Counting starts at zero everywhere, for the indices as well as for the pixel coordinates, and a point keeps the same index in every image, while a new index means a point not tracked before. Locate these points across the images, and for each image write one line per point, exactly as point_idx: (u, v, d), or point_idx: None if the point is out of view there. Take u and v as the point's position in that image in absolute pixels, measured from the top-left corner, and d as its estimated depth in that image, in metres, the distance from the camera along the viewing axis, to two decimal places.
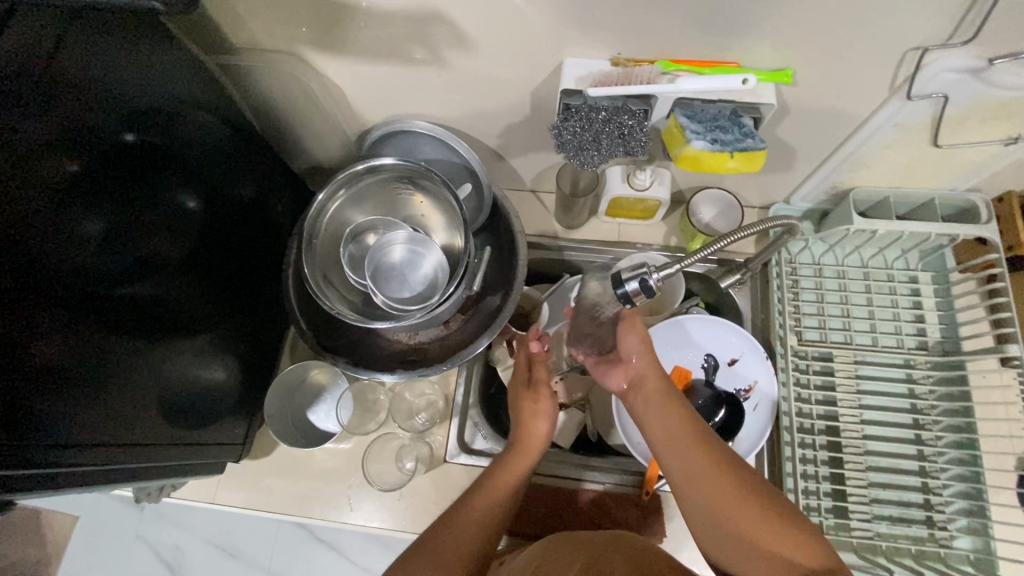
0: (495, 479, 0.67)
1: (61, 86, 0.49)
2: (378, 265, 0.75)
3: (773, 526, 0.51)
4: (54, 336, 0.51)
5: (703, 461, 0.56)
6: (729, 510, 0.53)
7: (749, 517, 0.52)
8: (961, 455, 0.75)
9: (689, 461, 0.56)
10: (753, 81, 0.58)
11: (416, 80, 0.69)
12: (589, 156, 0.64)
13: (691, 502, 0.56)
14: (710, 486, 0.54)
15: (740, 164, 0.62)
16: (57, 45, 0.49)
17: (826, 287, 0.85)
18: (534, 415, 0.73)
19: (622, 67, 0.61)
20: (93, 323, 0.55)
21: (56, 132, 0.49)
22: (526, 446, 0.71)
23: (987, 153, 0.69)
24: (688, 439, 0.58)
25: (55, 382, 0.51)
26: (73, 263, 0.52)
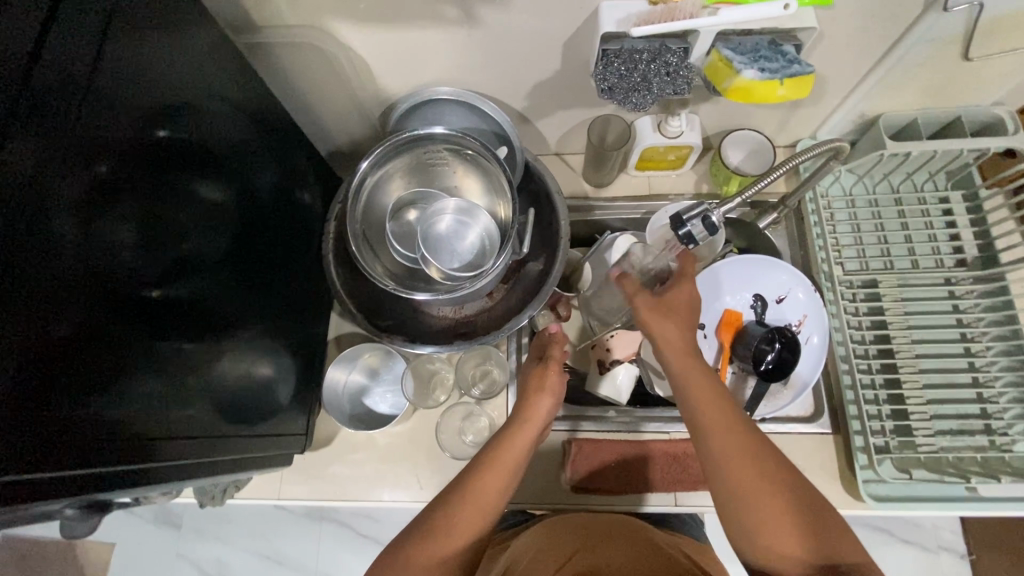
0: (498, 462, 0.62)
1: (98, 87, 0.46)
2: (427, 234, 0.74)
3: (798, 529, 0.51)
4: (116, 339, 0.49)
5: (742, 459, 0.55)
6: (765, 512, 0.52)
7: (784, 521, 0.52)
8: (1012, 361, 0.76)
9: (722, 452, 0.56)
10: (795, 6, 0.57)
11: (446, 43, 0.68)
12: (640, 98, 0.64)
13: (726, 501, 0.55)
14: (743, 485, 0.54)
15: (789, 90, 0.61)
16: (95, 47, 0.46)
17: (861, 217, 0.86)
18: (540, 390, 0.69)
19: (660, 3, 0.58)
20: (138, 330, 0.52)
21: (94, 135, 0.46)
22: (530, 419, 0.67)
23: (1016, 61, 0.70)
24: (728, 432, 0.56)
25: (113, 393, 0.49)
26: (115, 265, 0.49)
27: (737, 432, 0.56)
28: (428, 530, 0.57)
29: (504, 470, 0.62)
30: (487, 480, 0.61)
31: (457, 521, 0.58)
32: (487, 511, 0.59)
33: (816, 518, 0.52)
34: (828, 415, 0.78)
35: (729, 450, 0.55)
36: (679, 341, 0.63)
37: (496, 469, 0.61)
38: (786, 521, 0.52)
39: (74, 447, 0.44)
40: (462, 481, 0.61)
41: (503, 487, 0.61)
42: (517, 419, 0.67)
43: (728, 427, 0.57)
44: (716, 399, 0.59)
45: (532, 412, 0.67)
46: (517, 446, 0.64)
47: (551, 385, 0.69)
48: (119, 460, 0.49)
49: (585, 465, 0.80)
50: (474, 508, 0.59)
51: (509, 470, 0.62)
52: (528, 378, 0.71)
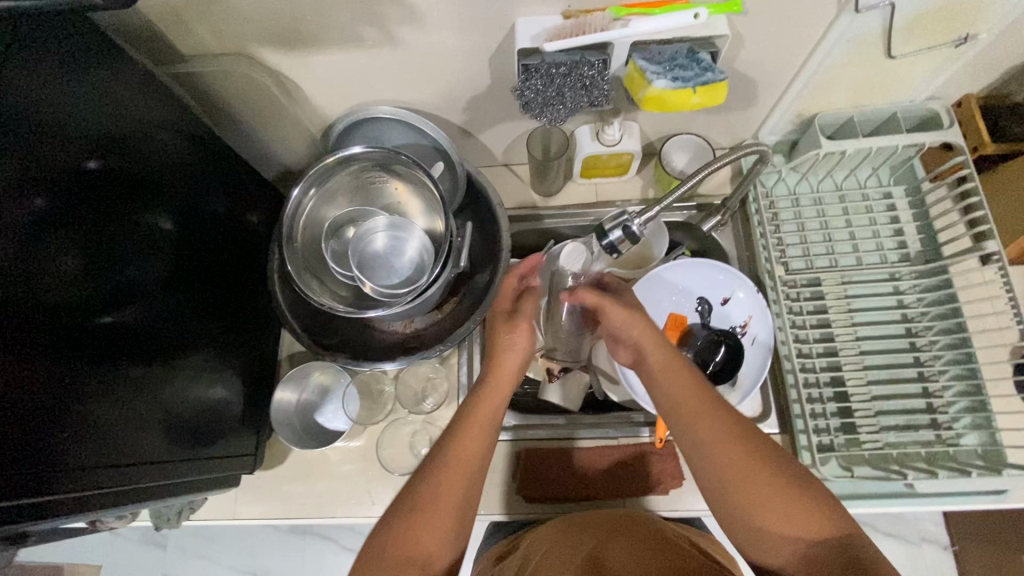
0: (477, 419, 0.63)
1: (10, 124, 0.47)
2: (362, 256, 0.75)
3: (797, 506, 0.51)
4: (60, 369, 0.51)
5: (722, 441, 0.54)
6: (752, 494, 0.52)
7: (777, 501, 0.51)
8: (956, 355, 0.77)
9: (704, 433, 0.55)
10: (705, 14, 0.57)
11: (373, 64, 0.69)
12: (555, 111, 0.65)
13: (714, 485, 0.54)
14: (730, 464, 0.53)
15: (703, 98, 0.62)
16: (7, 84, 0.47)
17: (805, 216, 0.87)
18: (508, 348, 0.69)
19: (573, 19, 0.61)
20: (77, 357, 0.53)
21: (11, 172, 0.47)
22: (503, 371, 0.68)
23: (940, 56, 0.70)
24: (703, 417, 0.56)
25: (48, 423, 0.49)
26: (47, 297, 0.50)
27: (713, 413, 0.56)
28: (420, 492, 0.58)
29: (478, 442, 0.61)
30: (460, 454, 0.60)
31: (449, 482, 0.58)
32: (475, 467, 0.60)
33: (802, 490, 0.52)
34: (775, 415, 0.79)
35: (708, 435, 0.55)
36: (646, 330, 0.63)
37: (477, 428, 0.62)
38: (779, 497, 0.51)
39: (14, 474, 0.45)
40: (438, 457, 0.60)
41: (479, 458, 0.60)
42: (486, 384, 0.67)
43: (701, 408, 0.57)
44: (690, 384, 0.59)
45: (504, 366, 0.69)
46: (487, 410, 0.64)
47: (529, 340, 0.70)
48: (60, 485, 0.49)
49: (533, 473, 0.80)
50: (460, 467, 0.59)
51: (487, 426, 0.63)
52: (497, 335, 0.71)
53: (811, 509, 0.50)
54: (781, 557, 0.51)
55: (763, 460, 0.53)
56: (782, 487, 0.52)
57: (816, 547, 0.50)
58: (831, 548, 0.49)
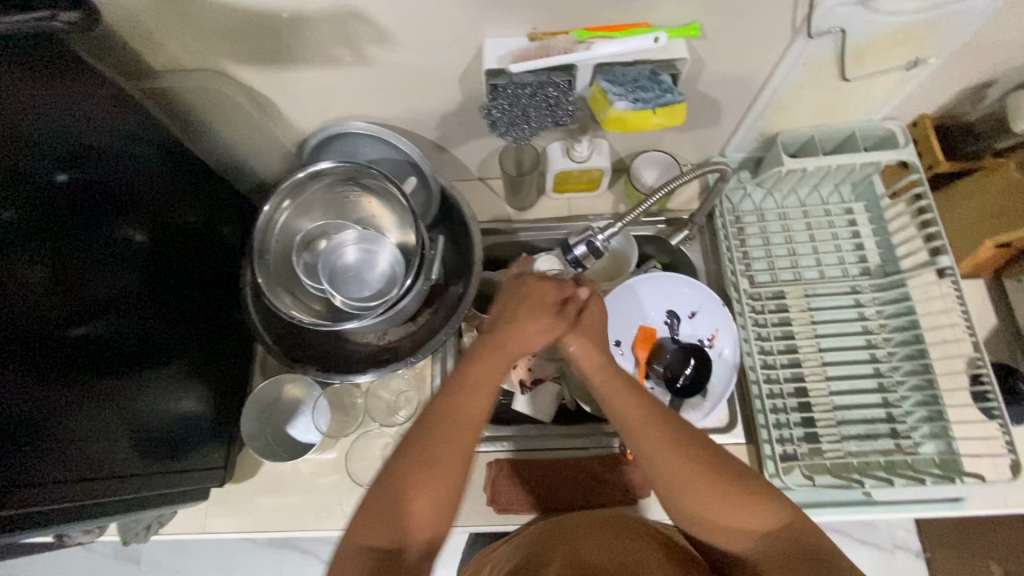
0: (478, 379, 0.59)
1: None
2: (332, 269, 0.76)
3: (739, 503, 0.52)
4: (31, 390, 0.51)
5: (662, 448, 0.54)
6: (694, 499, 0.53)
7: (721, 502, 0.52)
8: (914, 366, 0.79)
9: (647, 443, 0.55)
10: (665, 38, 0.60)
11: (345, 81, 0.71)
12: (520, 130, 0.67)
13: (658, 486, 0.55)
14: (672, 470, 0.54)
15: (663, 119, 0.64)
16: None
17: (771, 231, 0.89)
18: (526, 325, 0.62)
19: (538, 41, 0.63)
20: (39, 372, 0.52)
21: None
22: (503, 347, 0.61)
23: (893, 79, 0.73)
24: (648, 429, 0.56)
25: (9, 438, 0.49)
26: (10, 309, 0.50)
27: (654, 421, 0.56)
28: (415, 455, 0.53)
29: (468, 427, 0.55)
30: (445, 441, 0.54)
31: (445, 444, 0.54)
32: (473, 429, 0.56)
33: (741, 491, 0.52)
34: (741, 425, 0.80)
35: (651, 444, 0.55)
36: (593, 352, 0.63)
37: (475, 390, 0.58)
38: (726, 498, 0.52)
39: None
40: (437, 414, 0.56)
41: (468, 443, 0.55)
42: (480, 362, 0.60)
43: (639, 419, 0.57)
44: (629, 395, 0.59)
45: (507, 342, 0.61)
46: (481, 393, 0.58)
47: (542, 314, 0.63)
48: (18, 500, 0.49)
49: (505, 485, 0.81)
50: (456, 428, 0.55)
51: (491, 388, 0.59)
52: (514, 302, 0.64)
53: (760, 506, 0.52)
54: (743, 548, 0.52)
55: (701, 463, 0.53)
56: (723, 489, 0.52)
57: (773, 539, 0.51)
58: (773, 543, 0.51)
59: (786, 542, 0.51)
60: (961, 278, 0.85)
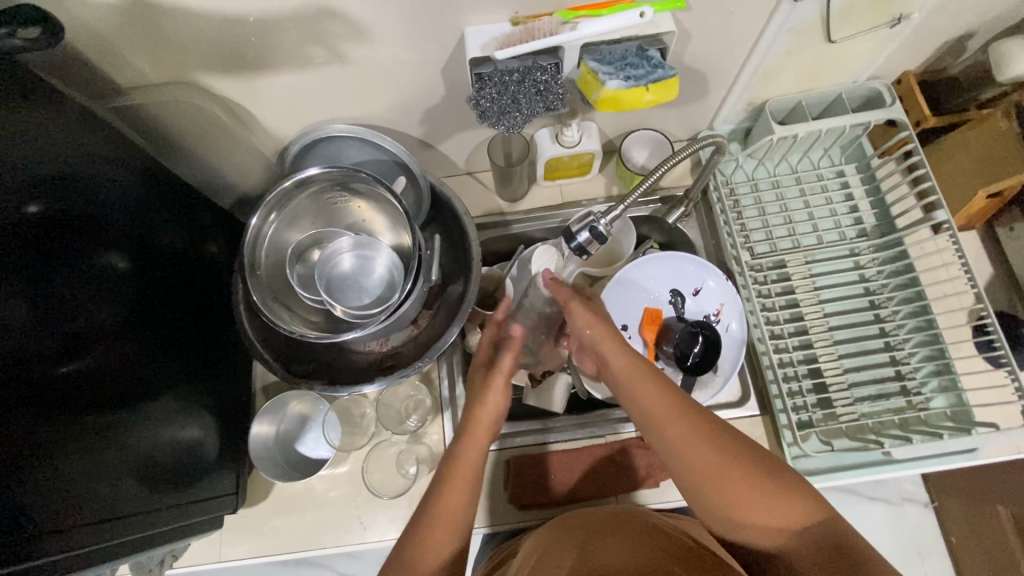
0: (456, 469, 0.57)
1: None
2: (329, 278, 0.73)
3: (774, 497, 0.52)
4: (24, 445, 0.48)
5: (695, 445, 0.54)
6: (729, 495, 0.53)
7: (755, 497, 0.52)
8: (918, 323, 0.80)
9: (675, 435, 0.55)
10: (650, 13, 0.58)
11: (324, 83, 0.68)
12: (512, 119, 0.65)
13: (687, 480, 0.55)
14: (702, 465, 0.54)
15: (656, 95, 0.63)
16: None
17: (765, 200, 0.89)
18: (484, 396, 0.61)
19: (522, 25, 0.61)
20: (29, 419, 0.49)
21: None
22: (475, 430, 0.60)
23: (879, 37, 0.72)
24: (672, 421, 0.56)
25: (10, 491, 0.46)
26: None
27: (681, 417, 0.56)
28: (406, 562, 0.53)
29: (448, 527, 0.55)
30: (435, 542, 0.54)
31: (434, 545, 0.54)
32: (458, 529, 0.55)
33: (776, 485, 0.53)
34: (754, 398, 0.80)
35: (683, 441, 0.55)
36: (609, 339, 0.61)
37: (453, 483, 0.56)
38: (760, 495, 0.52)
39: None
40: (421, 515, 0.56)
41: (451, 542, 0.55)
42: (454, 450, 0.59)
43: (666, 410, 0.56)
44: (651, 386, 0.58)
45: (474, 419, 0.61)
46: (459, 485, 0.56)
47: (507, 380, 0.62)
48: (29, 551, 0.46)
49: (522, 481, 0.79)
50: (441, 527, 0.55)
51: (469, 480, 0.57)
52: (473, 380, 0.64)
53: (794, 499, 0.52)
54: (773, 543, 0.53)
55: (732, 457, 0.54)
56: (761, 484, 0.52)
57: (808, 533, 0.52)
58: (809, 537, 0.51)
59: (821, 534, 0.51)
60: (957, 230, 0.86)
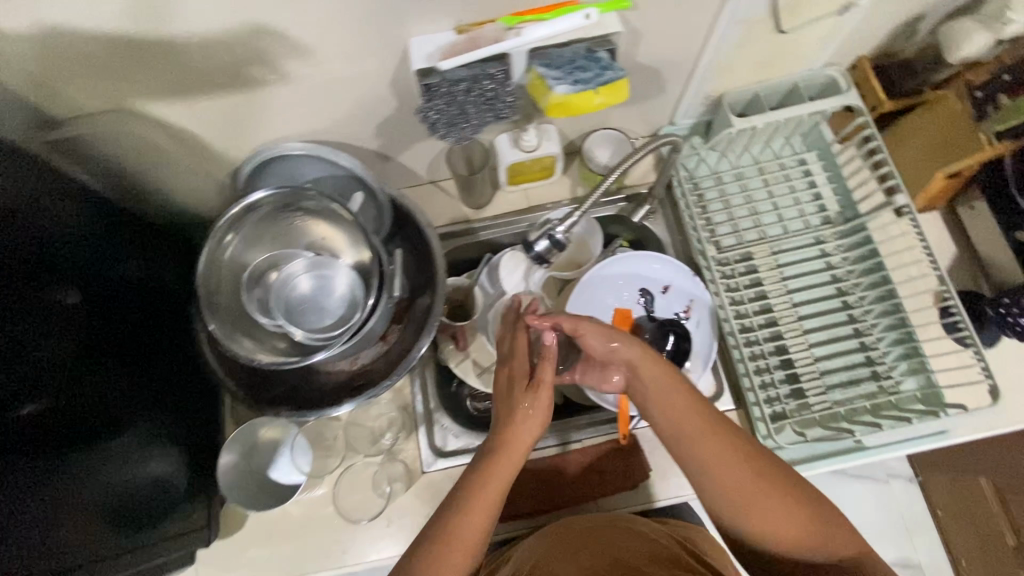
0: (479, 495, 0.56)
1: None
2: (288, 302, 0.70)
3: (809, 529, 0.52)
4: None
5: (729, 465, 0.54)
6: (762, 520, 0.53)
7: (792, 528, 0.52)
8: (886, 307, 0.80)
9: (716, 459, 0.55)
10: (595, 15, 0.58)
11: (269, 102, 0.66)
12: (461, 130, 0.65)
13: (720, 503, 0.55)
14: (740, 491, 0.53)
15: (606, 98, 0.61)
16: None
17: (729, 193, 0.89)
18: (521, 418, 0.60)
19: (466, 34, 0.60)
20: None
21: None
22: (506, 452, 0.59)
23: (829, 25, 0.72)
24: (715, 444, 0.55)
25: None
26: None
27: (726, 441, 0.55)
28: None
29: (464, 553, 0.54)
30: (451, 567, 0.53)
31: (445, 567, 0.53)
32: (473, 553, 0.54)
33: (813, 519, 0.52)
34: (728, 393, 0.81)
35: (720, 461, 0.54)
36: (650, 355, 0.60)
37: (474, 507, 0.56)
38: (798, 527, 0.52)
39: None
40: (436, 534, 0.54)
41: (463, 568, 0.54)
42: (482, 471, 0.58)
43: (710, 433, 0.56)
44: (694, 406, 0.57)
45: (506, 439, 0.59)
46: (482, 506, 0.56)
47: (540, 401, 0.60)
48: None
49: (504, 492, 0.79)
50: (457, 551, 0.54)
51: (491, 505, 0.56)
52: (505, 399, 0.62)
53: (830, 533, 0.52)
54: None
55: (773, 486, 0.53)
56: (795, 506, 0.53)
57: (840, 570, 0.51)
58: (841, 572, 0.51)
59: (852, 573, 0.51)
60: (918, 212, 0.86)
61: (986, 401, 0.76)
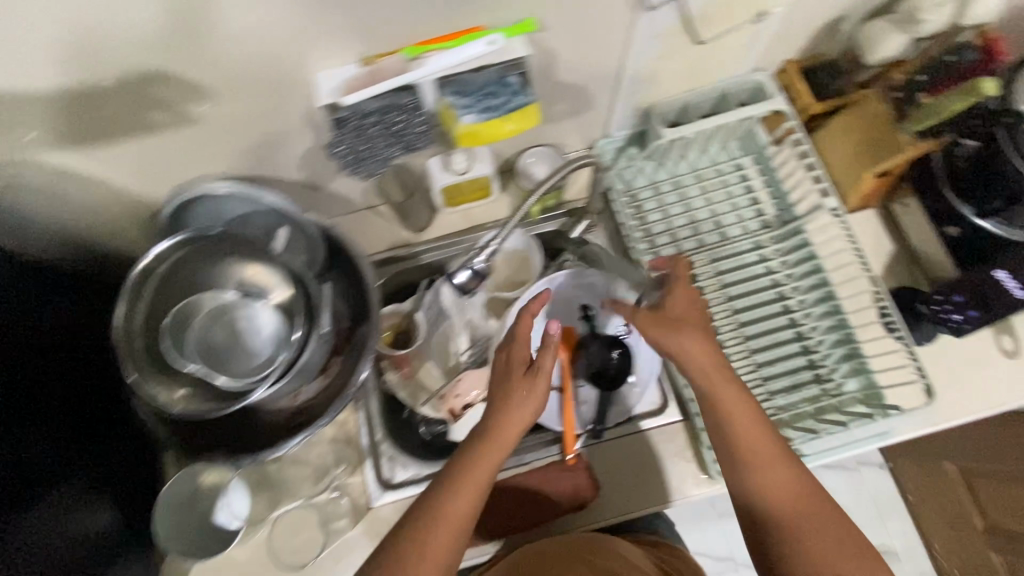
0: (467, 476, 0.58)
1: None
2: (213, 344, 0.69)
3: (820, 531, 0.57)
4: None
5: (767, 459, 0.59)
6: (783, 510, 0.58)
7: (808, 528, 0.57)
8: (826, 308, 0.80)
9: (752, 454, 0.60)
10: (500, 40, 0.58)
11: (178, 143, 0.65)
12: (370, 164, 0.65)
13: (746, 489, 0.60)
14: (765, 482, 0.59)
15: (518, 123, 0.61)
16: None
17: (668, 203, 0.89)
18: (523, 401, 0.60)
19: (370, 65, 0.59)
20: None
21: None
22: (498, 432, 0.60)
23: (746, 34, 0.72)
24: (754, 441, 0.60)
25: None
26: None
27: (765, 441, 0.60)
28: (417, 550, 0.55)
29: (453, 528, 0.56)
30: (443, 540, 0.56)
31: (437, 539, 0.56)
32: (462, 527, 0.57)
33: (825, 529, 0.57)
34: (672, 403, 0.82)
35: (755, 454, 0.60)
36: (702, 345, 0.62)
37: (465, 488, 0.58)
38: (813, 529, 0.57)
39: None
40: (431, 507, 0.57)
41: (454, 544, 0.57)
42: (480, 449, 0.59)
43: (751, 431, 0.60)
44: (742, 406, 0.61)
45: (506, 419, 0.60)
46: (475, 481, 0.58)
47: (536, 392, 0.61)
48: None
49: None
50: (446, 526, 0.56)
51: (480, 487, 0.58)
52: (509, 382, 0.61)
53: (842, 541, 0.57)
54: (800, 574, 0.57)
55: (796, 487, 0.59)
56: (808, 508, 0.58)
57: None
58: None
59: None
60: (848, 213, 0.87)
61: (921, 402, 0.76)
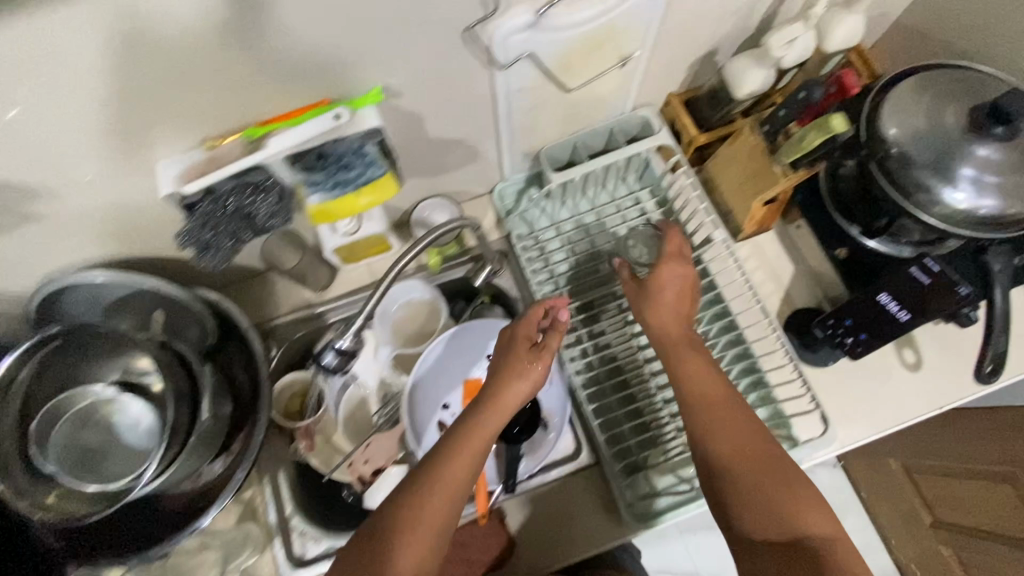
0: (467, 439, 0.58)
1: None
2: (85, 451, 0.67)
3: (796, 488, 0.58)
4: None
5: (737, 420, 0.62)
6: (762, 468, 0.59)
7: (783, 487, 0.58)
8: (729, 338, 0.81)
9: (726, 416, 0.62)
10: (345, 113, 0.56)
11: (28, 240, 0.62)
12: (220, 248, 0.62)
13: (724, 452, 0.60)
14: (742, 440, 0.61)
15: (371, 198, 0.64)
16: None
17: (570, 242, 0.89)
18: (521, 376, 0.63)
19: (212, 148, 0.58)
20: None
21: None
22: (497, 405, 0.61)
23: (616, 77, 0.72)
24: (723, 403, 0.63)
25: None
26: None
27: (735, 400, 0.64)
28: (412, 511, 0.54)
29: (449, 492, 0.55)
30: (440, 502, 0.55)
31: (438, 495, 0.55)
32: (459, 492, 0.56)
33: (799, 485, 0.58)
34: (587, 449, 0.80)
35: (729, 415, 0.62)
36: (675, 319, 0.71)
37: (466, 449, 0.58)
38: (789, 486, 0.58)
39: None
40: (431, 465, 0.57)
41: (449, 509, 0.55)
42: (477, 415, 0.60)
43: (721, 392, 0.64)
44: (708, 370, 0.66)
45: (502, 389, 0.62)
46: (471, 446, 0.58)
47: (534, 367, 0.64)
48: None
49: None
50: (442, 488, 0.55)
51: (479, 450, 0.58)
52: (509, 358, 0.65)
53: (816, 500, 0.57)
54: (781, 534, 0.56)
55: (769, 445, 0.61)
56: (778, 463, 0.60)
57: (826, 536, 0.55)
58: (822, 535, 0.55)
59: (832, 544, 0.55)
60: (738, 241, 0.88)
61: (821, 429, 0.76)
